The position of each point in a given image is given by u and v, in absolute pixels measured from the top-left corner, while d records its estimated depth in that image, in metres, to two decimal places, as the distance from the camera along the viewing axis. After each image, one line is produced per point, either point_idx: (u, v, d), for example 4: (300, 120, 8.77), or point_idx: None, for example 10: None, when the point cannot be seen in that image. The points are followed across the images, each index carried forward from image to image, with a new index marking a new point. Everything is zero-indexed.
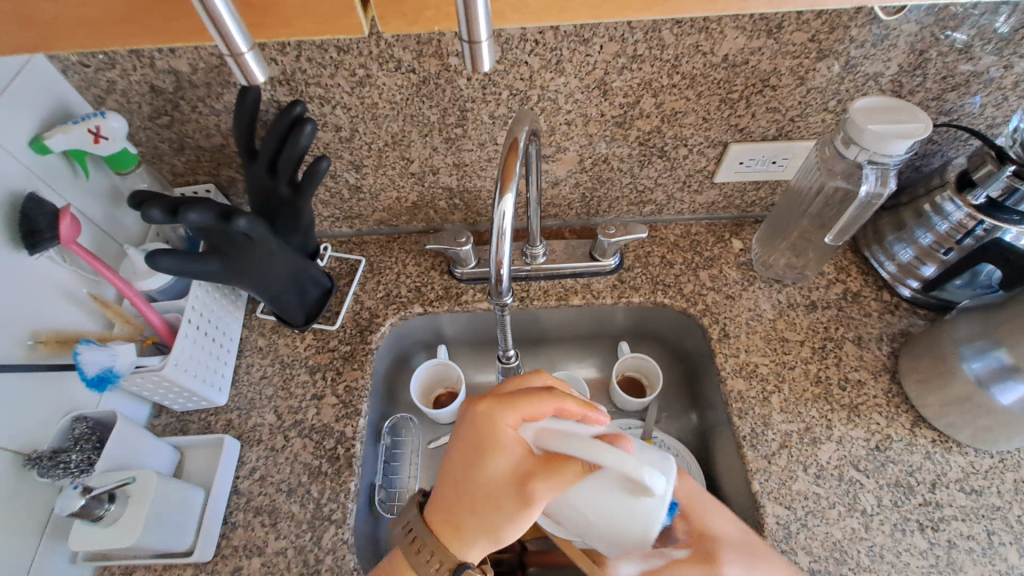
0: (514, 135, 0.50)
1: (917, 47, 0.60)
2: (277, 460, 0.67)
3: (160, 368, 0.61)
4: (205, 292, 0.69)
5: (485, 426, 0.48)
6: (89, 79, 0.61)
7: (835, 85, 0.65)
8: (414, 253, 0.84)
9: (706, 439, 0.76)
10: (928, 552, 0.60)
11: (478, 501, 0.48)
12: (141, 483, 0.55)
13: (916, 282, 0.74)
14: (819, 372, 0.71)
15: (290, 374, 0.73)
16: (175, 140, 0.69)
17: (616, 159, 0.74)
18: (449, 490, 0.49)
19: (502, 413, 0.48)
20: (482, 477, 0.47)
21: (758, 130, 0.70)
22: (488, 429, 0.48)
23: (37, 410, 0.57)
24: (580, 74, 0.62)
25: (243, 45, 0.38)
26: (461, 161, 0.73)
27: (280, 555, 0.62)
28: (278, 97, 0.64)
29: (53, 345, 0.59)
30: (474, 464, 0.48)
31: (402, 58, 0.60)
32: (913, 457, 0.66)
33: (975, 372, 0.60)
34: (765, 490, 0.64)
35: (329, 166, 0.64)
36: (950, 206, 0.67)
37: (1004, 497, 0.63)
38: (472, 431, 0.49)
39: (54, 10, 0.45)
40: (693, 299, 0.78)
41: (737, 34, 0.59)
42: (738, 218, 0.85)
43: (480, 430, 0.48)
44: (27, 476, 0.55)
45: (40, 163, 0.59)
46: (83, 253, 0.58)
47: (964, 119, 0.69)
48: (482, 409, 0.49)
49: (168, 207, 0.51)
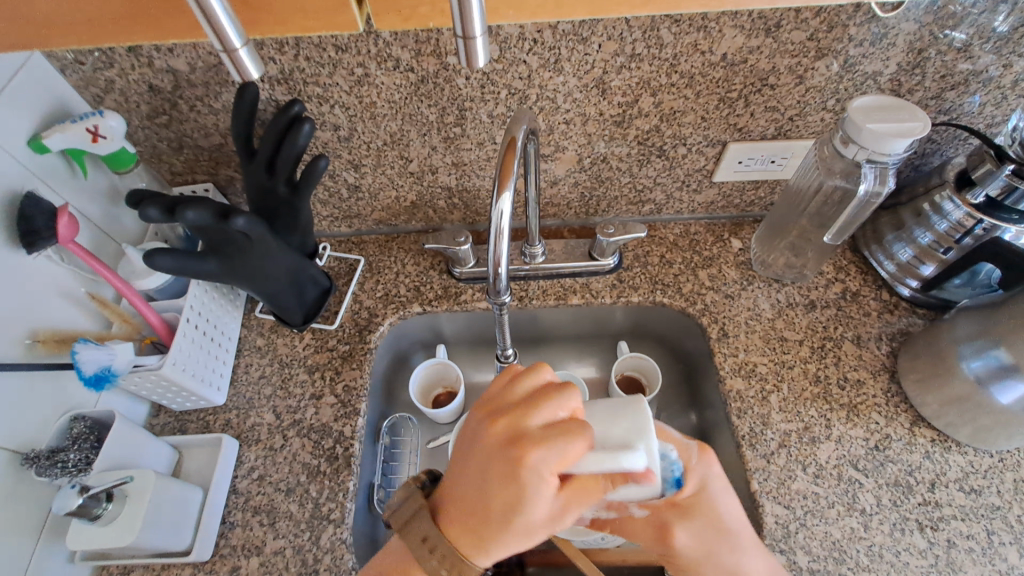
0: (512, 134, 0.50)
1: (915, 46, 0.60)
2: (275, 460, 0.67)
3: (158, 367, 0.61)
4: (203, 291, 0.69)
5: (533, 472, 0.41)
6: (88, 79, 0.61)
7: (834, 84, 0.65)
8: (413, 253, 0.84)
9: (705, 439, 0.76)
10: (927, 552, 0.60)
11: (511, 540, 0.43)
12: (139, 482, 0.55)
13: (915, 281, 0.74)
14: (818, 372, 0.71)
15: (288, 374, 0.73)
16: (174, 139, 0.69)
17: (615, 158, 0.74)
18: (475, 525, 0.44)
19: (558, 462, 0.40)
20: (523, 517, 0.42)
21: (757, 129, 0.70)
22: (539, 478, 0.41)
23: (34, 409, 0.57)
24: (579, 73, 0.62)
25: (237, 41, 0.38)
26: (460, 160, 0.73)
27: (278, 555, 0.62)
28: (276, 96, 0.64)
29: (51, 344, 0.59)
30: (513, 505, 0.42)
31: (400, 57, 0.60)
32: (913, 457, 0.66)
33: (974, 371, 0.60)
34: (764, 490, 0.64)
35: (327, 165, 0.64)
36: (949, 205, 0.67)
37: (1003, 496, 0.63)
38: (515, 473, 0.42)
39: (53, 9, 0.46)
40: (691, 298, 0.78)
41: (735, 33, 0.59)
42: (737, 218, 0.85)
43: (529, 474, 0.41)
44: (25, 476, 0.55)
45: (37, 162, 0.58)
46: (81, 252, 0.58)
47: (963, 118, 0.69)
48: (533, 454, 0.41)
49: (165, 206, 0.51)
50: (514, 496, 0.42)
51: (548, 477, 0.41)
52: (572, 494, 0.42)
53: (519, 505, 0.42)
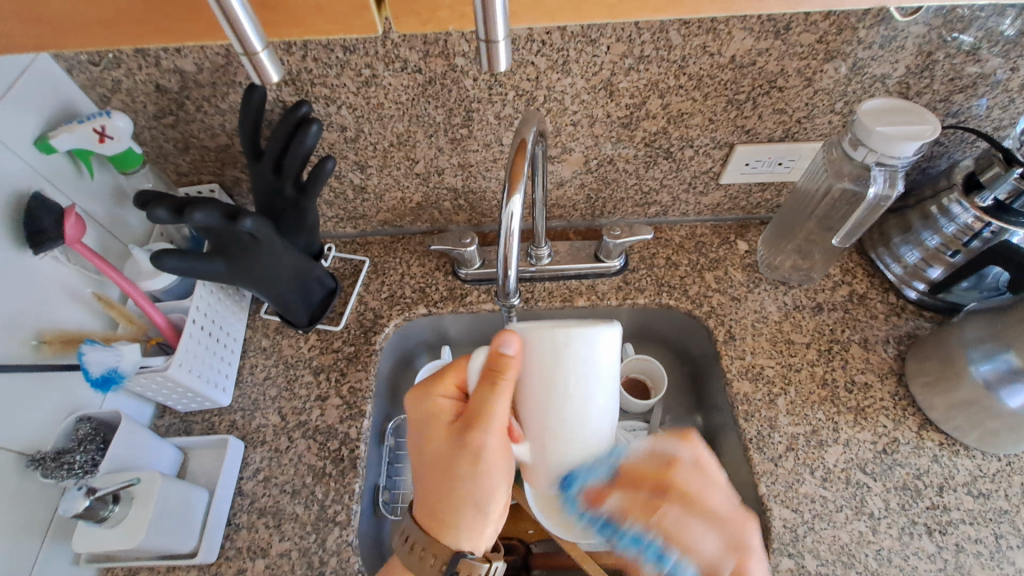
0: (522, 136, 0.50)
1: (924, 49, 0.60)
2: (281, 461, 0.67)
3: (164, 368, 0.61)
4: (209, 292, 0.69)
5: (425, 401, 0.54)
6: (95, 79, 0.61)
7: (843, 86, 0.64)
8: (419, 254, 0.84)
9: (712, 441, 0.76)
10: (936, 556, 0.60)
11: (444, 476, 0.52)
12: (146, 483, 0.55)
13: (922, 284, 0.74)
14: (826, 375, 0.71)
15: (293, 375, 0.73)
16: (180, 140, 0.69)
17: (622, 160, 0.74)
18: (425, 475, 0.54)
19: (441, 383, 0.54)
20: (445, 460, 0.52)
21: (764, 131, 0.70)
22: (432, 403, 0.54)
23: (41, 409, 0.57)
24: (587, 75, 0.62)
25: (258, 44, 0.38)
26: (466, 162, 0.73)
27: (284, 557, 0.61)
28: (283, 97, 0.63)
29: (57, 345, 0.58)
30: (429, 437, 0.53)
31: (408, 58, 0.60)
32: (920, 460, 0.65)
33: (983, 374, 0.59)
34: (772, 494, 0.63)
35: (334, 167, 0.63)
36: (957, 208, 0.67)
37: (1012, 500, 0.63)
38: (416, 412, 0.54)
39: (66, 9, 0.45)
40: (698, 301, 0.77)
41: (745, 35, 0.59)
42: (743, 220, 0.85)
43: (425, 405, 0.54)
44: (31, 477, 0.55)
45: (44, 163, 0.58)
46: (88, 252, 0.58)
47: (971, 121, 0.69)
48: (419, 388, 0.54)
49: (174, 207, 0.51)
50: (425, 428, 0.54)
51: (443, 403, 0.54)
52: (465, 412, 0.51)
53: (435, 436, 0.53)
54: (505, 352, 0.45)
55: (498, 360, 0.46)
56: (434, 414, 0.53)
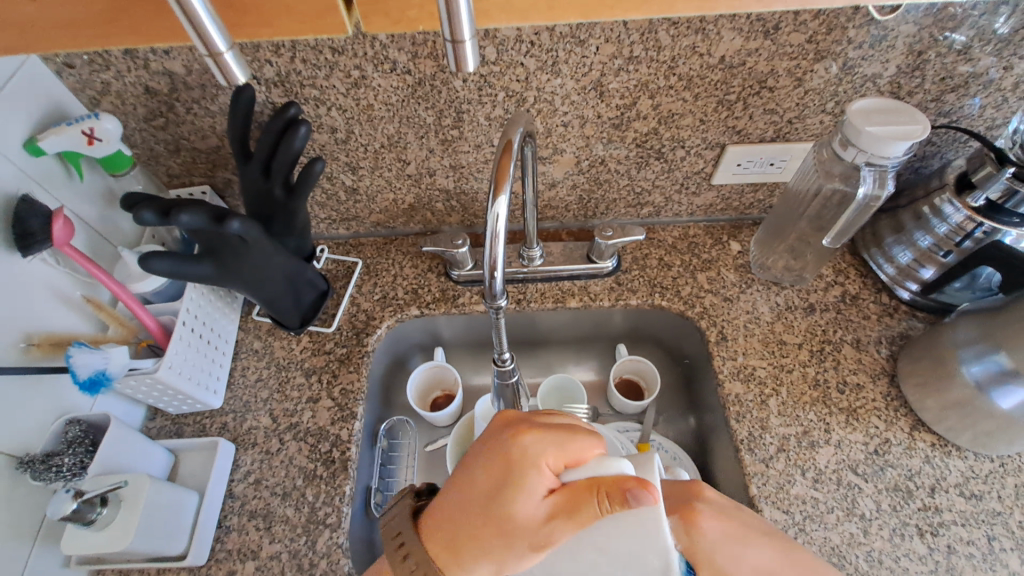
0: (508, 137, 0.50)
1: (915, 48, 0.60)
2: (272, 463, 0.67)
3: (154, 371, 0.60)
4: (200, 294, 0.68)
5: (529, 451, 0.40)
6: (84, 81, 0.61)
7: (833, 86, 0.64)
8: (411, 255, 0.83)
9: (704, 443, 0.76)
10: (927, 558, 0.60)
11: (480, 525, 0.40)
12: (134, 487, 0.55)
13: (915, 284, 0.73)
14: (818, 376, 0.71)
15: (285, 377, 0.73)
16: (170, 142, 0.69)
17: (613, 161, 0.73)
18: (455, 505, 0.42)
19: (553, 449, 0.40)
20: (510, 523, 0.39)
21: (755, 131, 0.70)
22: (528, 469, 0.39)
23: (29, 411, 0.57)
24: (577, 75, 0.62)
25: (222, 44, 0.37)
26: (458, 163, 0.73)
27: (275, 559, 0.61)
28: (273, 98, 0.63)
29: (47, 348, 0.58)
30: (506, 489, 0.40)
31: (397, 59, 0.59)
32: (912, 461, 0.65)
33: (975, 375, 0.59)
34: (763, 495, 0.63)
35: (323, 168, 0.63)
36: (949, 207, 0.67)
37: (1004, 502, 0.63)
38: (513, 450, 0.41)
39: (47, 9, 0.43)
40: (691, 301, 0.77)
41: (734, 35, 0.58)
42: (736, 220, 0.85)
43: (520, 460, 0.40)
44: (20, 480, 0.55)
45: (34, 166, 0.58)
46: (77, 255, 0.58)
47: (964, 121, 0.69)
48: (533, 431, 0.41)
49: (160, 209, 0.51)
50: (507, 477, 0.40)
51: (537, 469, 0.39)
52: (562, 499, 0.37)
53: (505, 496, 0.40)
54: (632, 500, 0.34)
55: (622, 494, 0.35)
56: (529, 472, 0.39)
